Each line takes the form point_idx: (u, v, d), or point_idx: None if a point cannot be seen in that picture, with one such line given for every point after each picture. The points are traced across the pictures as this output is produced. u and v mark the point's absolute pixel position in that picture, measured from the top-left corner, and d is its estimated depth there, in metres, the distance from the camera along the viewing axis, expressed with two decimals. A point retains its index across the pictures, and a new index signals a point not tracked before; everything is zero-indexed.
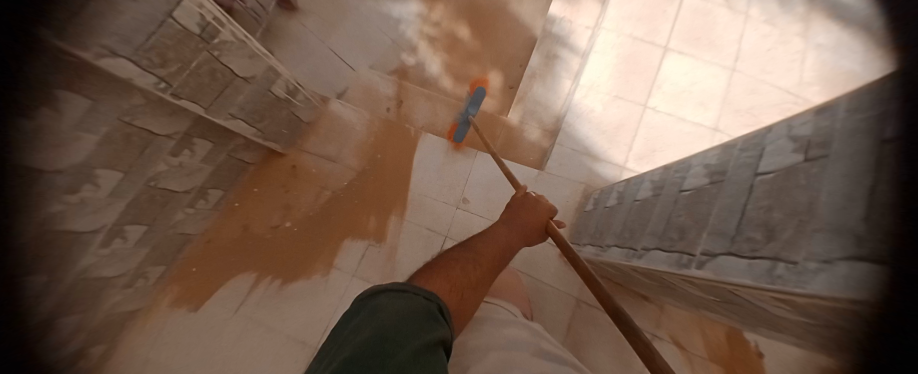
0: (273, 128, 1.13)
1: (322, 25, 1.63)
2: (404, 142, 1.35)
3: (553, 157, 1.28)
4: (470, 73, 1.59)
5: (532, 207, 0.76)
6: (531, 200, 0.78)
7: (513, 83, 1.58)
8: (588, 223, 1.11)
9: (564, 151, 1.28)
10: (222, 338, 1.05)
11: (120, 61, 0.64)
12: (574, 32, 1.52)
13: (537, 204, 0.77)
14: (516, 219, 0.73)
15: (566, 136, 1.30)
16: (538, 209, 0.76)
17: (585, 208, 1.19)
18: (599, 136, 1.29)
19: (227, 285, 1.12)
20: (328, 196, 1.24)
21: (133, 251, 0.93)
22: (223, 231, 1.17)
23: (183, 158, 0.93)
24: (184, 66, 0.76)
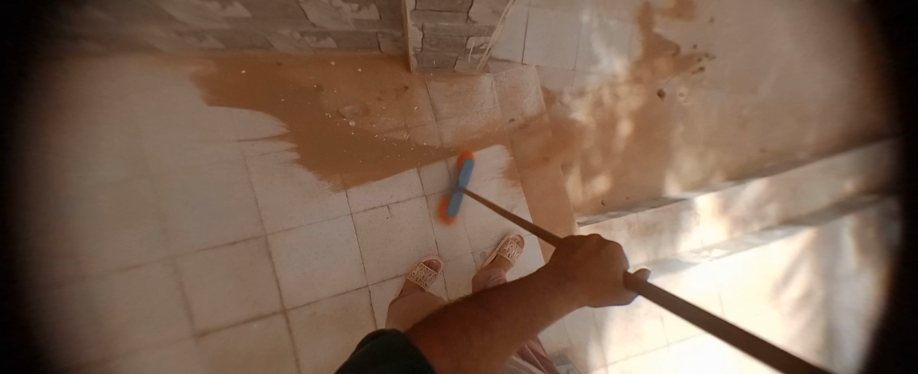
0: (429, 55, 0.97)
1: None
2: (494, 163, 1.22)
3: None
4: (591, 160, 1.43)
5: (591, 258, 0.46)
6: (594, 249, 0.47)
7: (609, 204, 1.44)
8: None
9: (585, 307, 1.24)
10: (204, 147, 0.99)
11: None
12: (686, 232, 1.43)
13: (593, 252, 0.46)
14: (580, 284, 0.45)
15: None
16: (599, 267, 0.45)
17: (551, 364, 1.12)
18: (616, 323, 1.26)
19: (253, 113, 1.00)
20: (401, 138, 1.11)
21: (218, 16, 0.78)
22: (301, 70, 1.03)
23: (344, 7, 0.75)
24: None
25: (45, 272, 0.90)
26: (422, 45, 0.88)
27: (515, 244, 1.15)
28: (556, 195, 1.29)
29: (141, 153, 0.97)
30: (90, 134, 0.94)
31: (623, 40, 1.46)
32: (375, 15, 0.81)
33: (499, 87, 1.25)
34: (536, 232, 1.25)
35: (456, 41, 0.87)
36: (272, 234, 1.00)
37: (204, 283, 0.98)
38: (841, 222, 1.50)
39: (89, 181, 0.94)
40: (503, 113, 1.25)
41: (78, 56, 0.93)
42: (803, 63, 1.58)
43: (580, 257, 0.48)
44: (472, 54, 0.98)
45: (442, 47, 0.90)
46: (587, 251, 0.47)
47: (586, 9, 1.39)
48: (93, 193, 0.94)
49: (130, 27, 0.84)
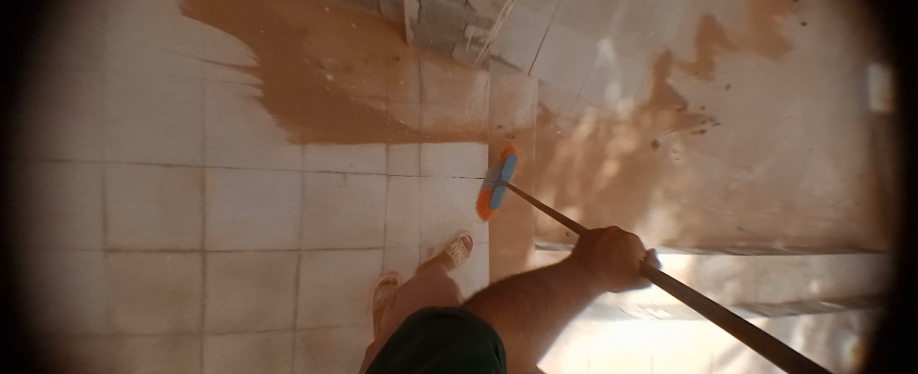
0: (427, 31, 0.92)
1: None
2: (468, 162, 1.17)
3: None
4: (569, 190, 1.38)
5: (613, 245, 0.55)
6: (615, 237, 0.56)
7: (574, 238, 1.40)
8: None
9: None
10: (164, 59, 0.91)
11: None
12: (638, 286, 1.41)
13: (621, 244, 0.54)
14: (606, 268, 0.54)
15: None
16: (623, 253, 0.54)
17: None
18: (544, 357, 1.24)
19: (229, 38, 0.94)
20: (378, 108, 1.05)
21: None
22: (292, 9, 0.97)
23: None
24: None
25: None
26: (419, 19, 0.84)
27: (463, 245, 1.14)
28: (522, 213, 1.25)
29: (88, 41, 0.87)
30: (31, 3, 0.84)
31: (638, 79, 1.39)
32: None
33: (496, 89, 1.20)
34: (489, 243, 1.22)
35: (454, 24, 0.83)
36: (212, 169, 0.94)
37: (123, 200, 0.90)
38: (795, 319, 1.48)
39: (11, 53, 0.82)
40: (492, 116, 1.20)
41: None
42: (806, 157, 1.55)
43: (604, 245, 0.56)
44: (470, 43, 0.94)
45: (439, 26, 0.85)
46: (607, 242, 0.56)
47: (611, 37, 1.31)
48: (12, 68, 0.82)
49: None
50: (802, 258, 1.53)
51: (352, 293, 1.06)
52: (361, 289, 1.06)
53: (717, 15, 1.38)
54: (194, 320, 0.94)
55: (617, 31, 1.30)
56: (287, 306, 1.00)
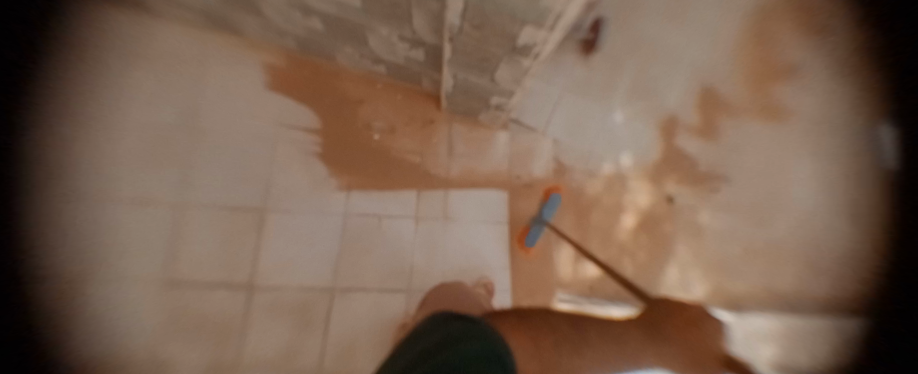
0: (457, 100, 1.11)
1: (582, 81, 1.49)
2: (489, 210, 1.26)
3: None
4: (588, 239, 1.40)
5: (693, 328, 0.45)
6: (694, 318, 0.45)
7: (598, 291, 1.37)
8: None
9: None
10: (250, 123, 1.14)
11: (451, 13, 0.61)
12: None
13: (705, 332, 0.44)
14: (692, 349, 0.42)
15: None
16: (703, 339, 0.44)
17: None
18: None
19: (300, 106, 1.17)
20: (412, 161, 1.21)
21: (304, 30, 1.00)
22: (351, 84, 1.21)
23: (397, 48, 0.94)
24: (473, 49, 0.72)
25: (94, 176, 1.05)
26: (452, 91, 1.03)
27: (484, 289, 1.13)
28: (543, 261, 1.28)
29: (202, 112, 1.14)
30: (175, 84, 1.16)
31: (649, 138, 1.50)
32: (420, 59, 0.98)
33: (515, 146, 1.35)
34: (511, 291, 1.23)
35: (481, 94, 1.00)
36: (269, 213, 1.08)
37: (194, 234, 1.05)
38: None
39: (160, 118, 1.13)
40: (511, 169, 1.33)
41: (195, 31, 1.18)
42: (850, 212, 1.46)
43: (674, 323, 0.46)
44: (493, 109, 1.11)
45: (468, 96, 1.03)
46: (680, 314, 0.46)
47: (616, 103, 1.49)
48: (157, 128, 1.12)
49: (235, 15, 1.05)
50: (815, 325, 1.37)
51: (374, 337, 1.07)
52: (385, 333, 1.08)
53: (715, 83, 1.54)
54: (228, 356, 0.98)
55: (622, 101, 1.49)
56: (314, 348, 1.03)
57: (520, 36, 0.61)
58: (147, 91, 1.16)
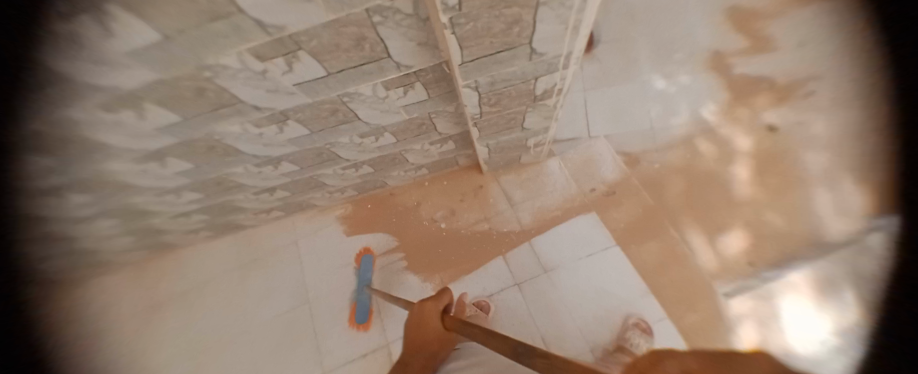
0: (497, 159, 1.12)
1: (599, 73, 1.35)
2: (588, 238, 1.13)
3: None
4: (709, 213, 1.16)
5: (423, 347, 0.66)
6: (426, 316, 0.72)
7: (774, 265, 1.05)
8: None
9: None
10: (343, 271, 1.26)
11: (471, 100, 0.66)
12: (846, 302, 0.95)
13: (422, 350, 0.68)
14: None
15: None
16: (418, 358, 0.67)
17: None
18: None
19: (375, 235, 1.29)
20: (485, 231, 1.20)
21: (355, 176, 1.15)
22: (404, 195, 1.33)
23: (431, 147, 1.03)
24: (500, 113, 0.75)
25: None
26: (491, 154, 1.05)
27: (641, 331, 0.93)
28: (680, 262, 1.06)
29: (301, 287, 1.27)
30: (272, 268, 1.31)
31: (703, 83, 1.31)
32: (451, 145, 1.05)
33: (569, 165, 1.28)
34: (670, 316, 0.99)
35: (518, 143, 1.00)
36: (393, 343, 1.10)
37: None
38: None
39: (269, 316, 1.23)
40: (581, 189, 1.23)
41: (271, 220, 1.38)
42: None
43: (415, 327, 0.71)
44: (533, 148, 1.09)
45: (507, 151, 1.04)
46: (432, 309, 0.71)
47: (647, 70, 1.34)
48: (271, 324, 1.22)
49: (302, 199, 1.26)
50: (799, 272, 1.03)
51: None
52: None
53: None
54: None
55: (655, 67, 1.34)
56: None
57: (538, 80, 0.63)
58: (247, 306, 1.26)
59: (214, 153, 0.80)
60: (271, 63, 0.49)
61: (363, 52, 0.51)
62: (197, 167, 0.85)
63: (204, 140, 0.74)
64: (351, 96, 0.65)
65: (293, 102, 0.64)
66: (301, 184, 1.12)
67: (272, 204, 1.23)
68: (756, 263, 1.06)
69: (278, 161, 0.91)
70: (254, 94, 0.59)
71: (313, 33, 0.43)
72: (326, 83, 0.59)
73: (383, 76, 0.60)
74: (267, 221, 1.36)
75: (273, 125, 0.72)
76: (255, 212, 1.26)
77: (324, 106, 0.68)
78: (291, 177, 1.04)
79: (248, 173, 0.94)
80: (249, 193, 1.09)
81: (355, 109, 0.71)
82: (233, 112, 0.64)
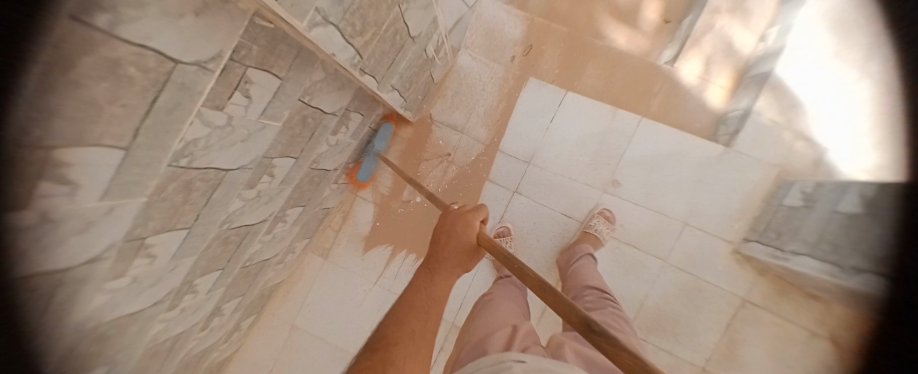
0: (413, 95, 0.93)
1: None
2: (542, 105, 1.07)
3: (698, 159, 1.02)
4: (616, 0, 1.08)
5: (451, 235, 0.59)
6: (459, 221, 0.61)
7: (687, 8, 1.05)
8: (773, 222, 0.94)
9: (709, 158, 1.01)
10: (363, 306, 1.12)
11: (334, 37, 0.45)
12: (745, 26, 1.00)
13: (460, 230, 0.59)
14: (440, 265, 0.55)
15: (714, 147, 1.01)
16: (460, 238, 0.58)
17: (781, 202, 0.94)
18: (753, 149, 0.98)
19: (367, 256, 1.13)
20: (455, 170, 1.10)
21: (291, 226, 0.91)
22: (360, 202, 1.14)
23: (339, 135, 0.80)
24: (377, 33, 0.55)
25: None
26: (404, 95, 0.85)
27: (605, 219, 1.00)
28: (620, 66, 1.07)
29: (341, 351, 1.11)
30: (297, 365, 1.12)
31: None
32: (358, 117, 0.83)
33: (475, 50, 1.11)
34: (641, 116, 1.04)
35: (421, 62, 0.81)
36: (457, 317, 1.07)
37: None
38: None
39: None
40: (502, 65, 1.10)
41: (250, 330, 1.12)
42: None
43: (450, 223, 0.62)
44: (438, 57, 0.90)
45: (417, 78, 0.85)
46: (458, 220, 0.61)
47: None
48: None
49: (259, 290, 1.00)
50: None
51: (618, 270, 1.03)
52: (614, 256, 1.03)
53: None
54: None
55: None
56: None
57: None
58: None
59: (110, 341, 0.52)
60: (38, 204, 0.28)
61: (140, 84, 0.30)
62: (114, 364, 0.57)
63: (82, 341, 0.46)
64: (189, 152, 0.42)
65: (130, 220, 0.41)
66: (240, 281, 0.85)
67: (233, 321, 0.97)
68: (672, 18, 1.06)
69: (191, 281, 0.64)
70: (71, 251, 0.36)
71: (43, 112, 0.23)
72: (141, 162, 0.36)
73: (202, 93, 0.38)
74: (242, 335, 1.09)
75: (136, 257, 0.46)
76: (224, 341, 0.99)
77: (175, 188, 0.44)
78: (225, 283, 0.78)
79: (171, 321, 0.67)
80: (197, 336, 0.81)
81: (212, 162, 0.47)
82: (69, 289, 0.39)
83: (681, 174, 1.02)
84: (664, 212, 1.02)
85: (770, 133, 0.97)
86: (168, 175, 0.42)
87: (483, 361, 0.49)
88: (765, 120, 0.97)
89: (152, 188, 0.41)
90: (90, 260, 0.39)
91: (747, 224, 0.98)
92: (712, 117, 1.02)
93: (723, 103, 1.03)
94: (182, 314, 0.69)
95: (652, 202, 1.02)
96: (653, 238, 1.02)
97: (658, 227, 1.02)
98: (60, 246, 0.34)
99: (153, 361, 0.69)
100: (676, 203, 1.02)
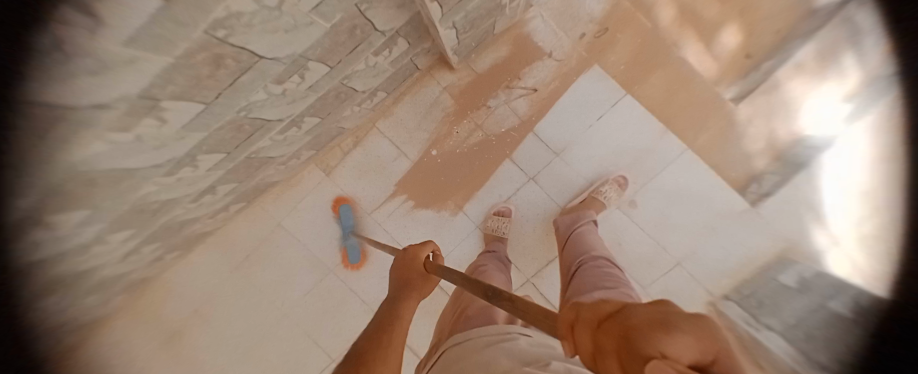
0: (467, 41, 0.83)
1: None
2: (593, 100, 1.00)
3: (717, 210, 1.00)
4: (706, 10, 0.97)
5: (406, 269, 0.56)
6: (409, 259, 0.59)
7: (786, 47, 0.93)
8: (759, 294, 0.96)
9: (728, 212, 1.00)
10: (350, 231, 1.16)
11: None
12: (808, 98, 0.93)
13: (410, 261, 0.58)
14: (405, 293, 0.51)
15: (738, 204, 0.99)
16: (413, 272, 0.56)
17: (774, 276, 0.96)
18: (776, 220, 0.97)
19: (365, 189, 1.14)
20: (481, 137, 1.05)
21: (302, 135, 0.88)
22: (373, 132, 1.10)
23: (379, 58, 0.73)
24: None
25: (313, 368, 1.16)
26: (460, 37, 0.76)
27: (616, 186, 0.99)
28: (690, 85, 0.98)
29: (317, 263, 1.18)
30: (274, 259, 1.19)
31: None
32: (404, 44, 0.75)
33: (548, 13, 0.99)
34: (684, 145, 0.99)
35: (492, 6, 0.70)
36: None
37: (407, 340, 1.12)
38: None
39: (299, 294, 1.18)
40: (570, 40, 0.99)
41: (237, 215, 1.16)
42: None
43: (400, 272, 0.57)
44: (509, 6, 0.78)
45: (480, 23, 0.75)
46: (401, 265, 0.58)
47: None
48: (305, 301, 1.18)
49: (255, 183, 1.00)
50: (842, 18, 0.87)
51: None
52: None
53: None
54: None
55: None
56: None
57: None
58: (270, 297, 1.19)
59: (100, 187, 0.52)
60: (49, 32, 0.23)
61: None
62: (100, 207, 0.57)
63: (72, 179, 0.45)
64: (229, 24, 0.37)
65: (148, 78, 0.37)
66: (241, 169, 0.85)
67: (223, 202, 0.99)
68: (757, 53, 0.94)
69: (194, 155, 0.63)
70: (80, 91, 0.33)
71: None
72: (175, 19, 0.31)
73: None
74: (234, 215, 1.14)
75: (147, 117, 0.44)
76: (209, 217, 1.02)
77: (203, 58, 0.40)
78: (225, 167, 0.77)
79: (165, 186, 0.67)
80: (187, 206, 0.83)
81: (248, 43, 0.42)
82: (70, 129, 0.36)
83: (697, 218, 1.01)
84: (662, 246, 1.03)
85: (795, 208, 0.96)
86: (200, 43, 0.37)
87: (485, 329, 0.53)
88: (796, 193, 0.95)
89: (180, 51, 0.36)
90: (96, 106, 0.36)
91: (735, 285, 0.98)
92: (755, 171, 0.97)
93: (765, 150, 0.97)
94: (178, 183, 0.69)
95: (656, 234, 1.03)
96: (641, 266, 1.04)
97: (651, 257, 1.03)
98: (69, 82, 0.30)
99: (142, 215, 0.72)
100: (676, 243, 1.02)
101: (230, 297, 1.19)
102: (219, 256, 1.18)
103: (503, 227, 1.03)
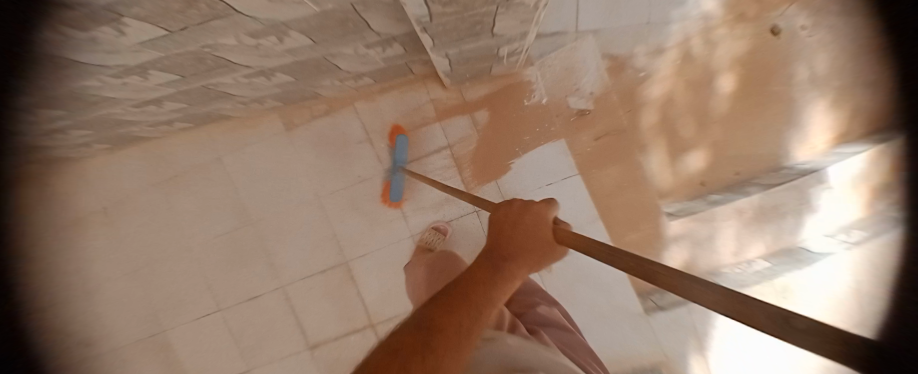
0: (462, 70, 0.87)
1: None
2: (552, 165, 1.08)
3: (616, 302, 1.12)
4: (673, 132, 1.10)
5: (519, 224, 0.45)
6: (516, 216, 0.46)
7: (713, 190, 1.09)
8: None
9: (622, 306, 1.12)
10: (290, 193, 1.13)
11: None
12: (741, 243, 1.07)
13: (530, 221, 0.45)
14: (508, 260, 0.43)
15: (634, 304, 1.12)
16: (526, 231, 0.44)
17: None
18: (658, 330, 1.11)
19: (321, 159, 1.12)
20: (445, 157, 1.09)
21: (272, 86, 0.86)
22: (350, 110, 1.09)
23: (371, 51, 0.74)
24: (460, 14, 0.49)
25: (196, 307, 1.12)
26: (454, 66, 0.79)
27: None
28: (636, 189, 1.09)
29: (242, 210, 1.13)
30: (199, 189, 1.12)
31: None
32: (400, 49, 0.77)
33: (545, 76, 1.06)
34: (611, 236, 1.10)
35: (488, 54, 0.75)
36: (352, 261, 1.13)
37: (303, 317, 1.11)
38: None
39: (212, 234, 1.12)
40: (554, 107, 1.07)
41: (178, 132, 1.09)
42: None
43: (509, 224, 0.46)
44: (507, 59, 0.84)
45: (475, 62, 0.79)
46: (514, 216, 0.46)
47: None
48: (215, 243, 1.13)
49: (209, 110, 0.95)
50: (787, 185, 1.04)
51: None
52: None
53: None
54: None
55: None
56: None
57: None
58: (180, 224, 1.12)
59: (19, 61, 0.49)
60: None
61: None
62: None
63: None
64: None
65: None
66: (197, 95, 0.81)
67: (169, 117, 0.93)
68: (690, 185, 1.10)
69: (145, 68, 0.60)
70: None
71: None
72: None
73: None
74: (177, 131, 1.08)
75: (98, 21, 0.43)
76: (150, 125, 0.96)
77: None
78: (178, 88, 0.73)
79: (102, 83, 0.64)
80: (125, 108, 0.79)
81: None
82: None
83: (602, 306, 1.12)
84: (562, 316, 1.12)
85: (679, 325, 1.10)
86: None
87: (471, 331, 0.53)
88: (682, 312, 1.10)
89: None
90: None
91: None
92: None
93: (679, 267, 1.11)
94: (120, 85, 0.66)
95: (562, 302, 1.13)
96: None
97: None
98: None
99: (67, 98, 0.67)
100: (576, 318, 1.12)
101: (141, 210, 1.12)
102: (144, 164, 1.10)
103: (435, 243, 1.07)
